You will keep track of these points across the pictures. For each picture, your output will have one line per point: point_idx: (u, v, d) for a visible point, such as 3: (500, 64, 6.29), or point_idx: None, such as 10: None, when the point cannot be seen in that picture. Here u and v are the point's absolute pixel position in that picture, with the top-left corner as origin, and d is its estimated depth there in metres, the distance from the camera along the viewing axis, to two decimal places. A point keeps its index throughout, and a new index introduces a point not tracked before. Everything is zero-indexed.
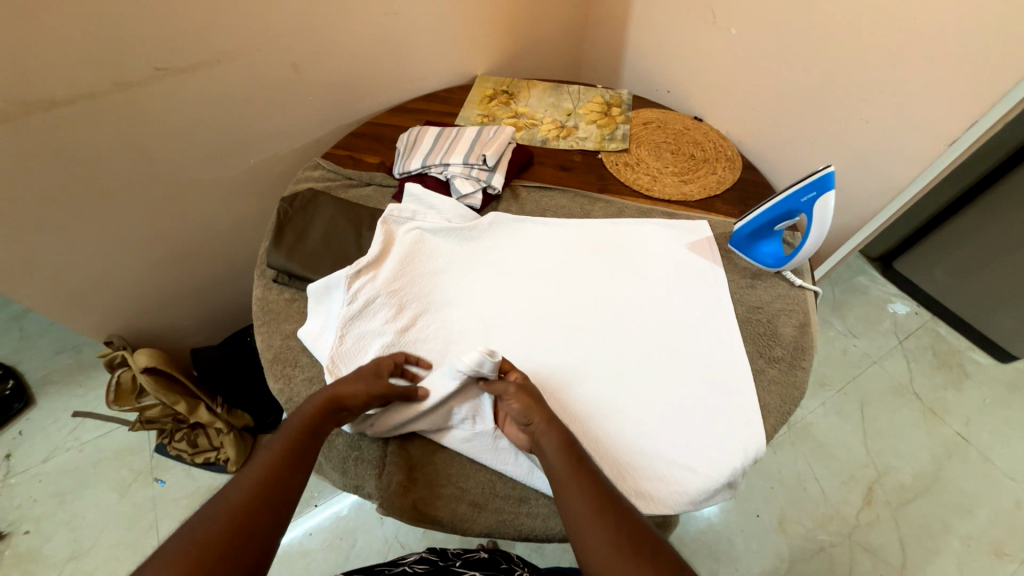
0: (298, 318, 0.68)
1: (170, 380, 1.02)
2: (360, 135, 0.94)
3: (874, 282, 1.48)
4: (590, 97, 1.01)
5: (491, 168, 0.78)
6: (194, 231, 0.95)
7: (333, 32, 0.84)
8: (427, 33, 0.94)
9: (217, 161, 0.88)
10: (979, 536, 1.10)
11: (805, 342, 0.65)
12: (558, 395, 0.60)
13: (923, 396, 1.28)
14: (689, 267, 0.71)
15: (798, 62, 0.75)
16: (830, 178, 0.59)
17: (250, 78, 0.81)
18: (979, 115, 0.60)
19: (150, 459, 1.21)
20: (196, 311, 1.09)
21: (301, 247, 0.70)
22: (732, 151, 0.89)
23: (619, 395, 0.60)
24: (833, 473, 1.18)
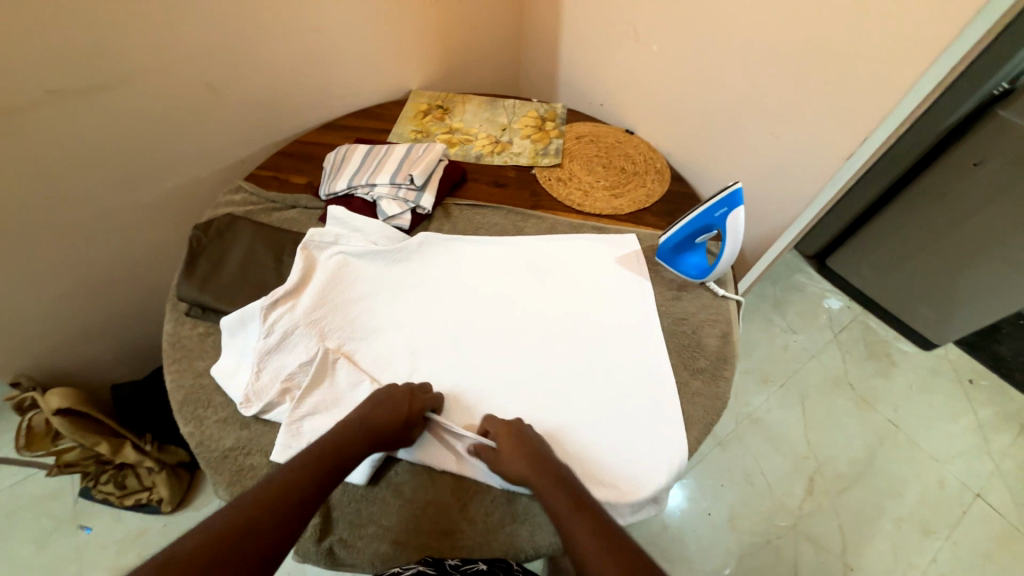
0: (212, 354, 0.64)
1: (88, 421, 0.94)
2: (287, 154, 0.90)
3: (810, 279, 1.57)
4: (525, 111, 1.01)
5: (420, 188, 0.77)
6: (111, 261, 0.89)
7: (248, 49, 0.80)
8: (355, 49, 0.92)
9: (131, 187, 0.82)
10: (910, 517, 1.16)
11: (727, 352, 0.66)
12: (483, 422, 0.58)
13: (857, 386, 1.36)
14: (617, 281, 0.72)
15: (715, 79, 0.78)
16: (738, 195, 0.61)
17: (158, 99, 0.76)
18: (870, 132, 0.63)
19: (75, 505, 1.11)
20: (120, 344, 1.01)
21: (215, 278, 0.66)
22: (661, 164, 0.91)
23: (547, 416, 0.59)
24: (776, 467, 1.23)
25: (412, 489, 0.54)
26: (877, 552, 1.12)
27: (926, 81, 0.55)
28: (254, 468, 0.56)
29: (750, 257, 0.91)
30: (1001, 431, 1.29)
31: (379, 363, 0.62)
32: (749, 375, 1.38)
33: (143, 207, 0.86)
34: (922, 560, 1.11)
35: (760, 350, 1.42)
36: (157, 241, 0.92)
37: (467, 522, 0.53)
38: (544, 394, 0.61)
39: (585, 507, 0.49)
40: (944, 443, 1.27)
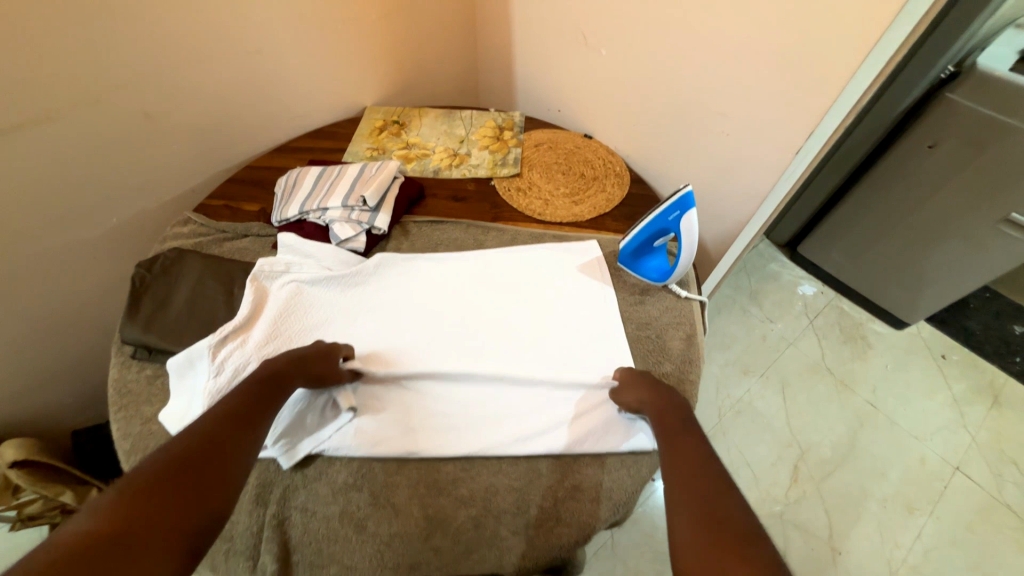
0: (161, 397, 0.61)
1: (51, 471, 0.88)
2: (238, 180, 0.88)
3: (783, 267, 1.58)
4: (482, 121, 1.00)
5: (374, 208, 0.75)
6: (57, 305, 0.84)
7: (189, 76, 0.78)
8: (303, 69, 0.90)
9: (72, 226, 0.78)
10: (894, 496, 1.18)
11: (693, 354, 0.66)
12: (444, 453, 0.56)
13: (834, 370, 1.37)
14: (580, 290, 0.71)
15: (666, 80, 0.78)
16: (689, 197, 0.61)
17: (92, 133, 0.73)
18: (814, 127, 0.64)
19: None
20: (77, 390, 0.96)
21: (161, 317, 0.64)
22: (620, 167, 0.91)
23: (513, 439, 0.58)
24: (762, 456, 1.23)
25: (375, 523, 0.53)
26: (865, 534, 1.13)
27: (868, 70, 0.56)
28: None
29: (715, 253, 0.92)
30: (975, 404, 1.32)
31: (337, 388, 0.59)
32: (730, 367, 1.38)
33: (87, 244, 0.82)
34: (908, 537, 1.12)
35: (738, 341, 1.43)
36: (107, 279, 0.88)
37: (434, 552, 0.52)
38: (511, 416, 0.59)
39: (692, 433, 0.51)
40: (922, 420, 1.29)
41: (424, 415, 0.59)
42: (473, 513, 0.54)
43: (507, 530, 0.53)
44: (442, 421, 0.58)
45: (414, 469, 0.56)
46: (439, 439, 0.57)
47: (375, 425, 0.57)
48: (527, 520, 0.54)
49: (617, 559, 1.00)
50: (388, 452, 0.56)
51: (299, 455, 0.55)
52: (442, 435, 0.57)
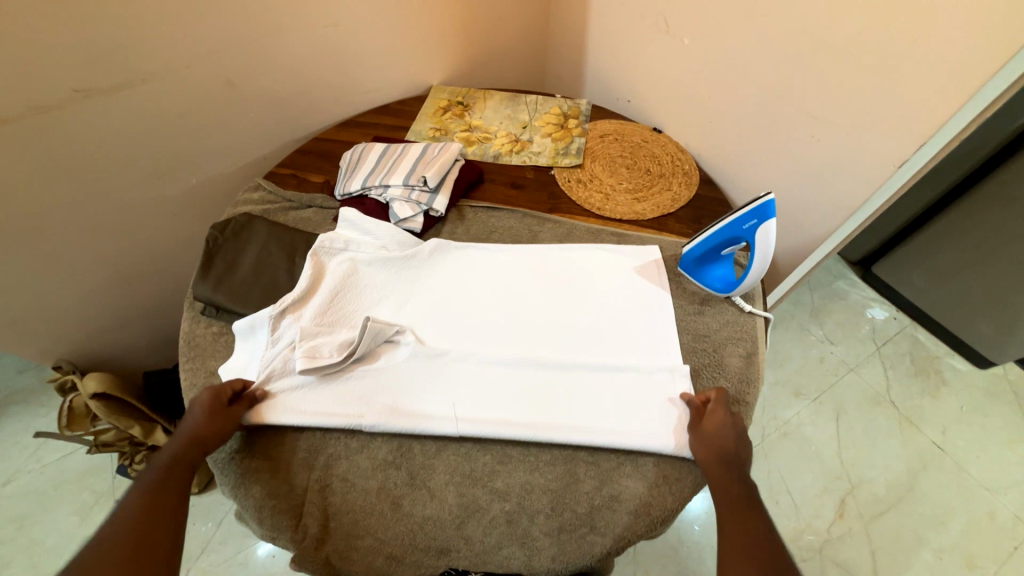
0: (224, 353, 0.65)
1: (124, 405, 0.96)
2: (307, 152, 0.90)
3: (853, 286, 1.45)
4: (547, 108, 0.97)
5: (434, 190, 0.75)
6: (138, 255, 0.90)
7: (270, 45, 0.80)
8: (374, 44, 0.90)
9: (156, 183, 0.83)
10: (953, 549, 1.07)
11: (752, 374, 0.62)
12: (484, 449, 0.57)
13: (899, 404, 1.26)
14: (634, 292, 0.68)
15: (754, 75, 0.72)
16: (770, 206, 0.57)
17: (181, 96, 0.77)
18: (924, 139, 0.57)
19: (113, 480, 1.11)
20: (148, 335, 1.03)
21: (229, 278, 0.67)
22: (689, 165, 0.86)
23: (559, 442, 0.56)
24: (805, 485, 1.16)
25: (410, 504, 0.54)
26: None
27: (1011, 69, 0.48)
28: (256, 471, 0.56)
29: (784, 266, 0.85)
30: None
31: (380, 365, 0.60)
32: (781, 387, 1.30)
33: (169, 202, 0.87)
34: None
35: (793, 360, 1.34)
36: (183, 235, 0.94)
37: (464, 541, 0.52)
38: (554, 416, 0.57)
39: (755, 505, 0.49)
40: (998, 472, 1.16)
41: (467, 404, 0.58)
42: (507, 509, 0.54)
43: (539, 531, 0.53)
44: (484, 413, 0.58)
45: (452, 455, 0.56)
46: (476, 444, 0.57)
47: (415, 403, 0.58)
48: (560, 523, 0.53)
49: (638, 565, 0.99)
50: (423, 429, 0.57)
51: (332, 423, 0.57)
52: (485, 433, 0.56)
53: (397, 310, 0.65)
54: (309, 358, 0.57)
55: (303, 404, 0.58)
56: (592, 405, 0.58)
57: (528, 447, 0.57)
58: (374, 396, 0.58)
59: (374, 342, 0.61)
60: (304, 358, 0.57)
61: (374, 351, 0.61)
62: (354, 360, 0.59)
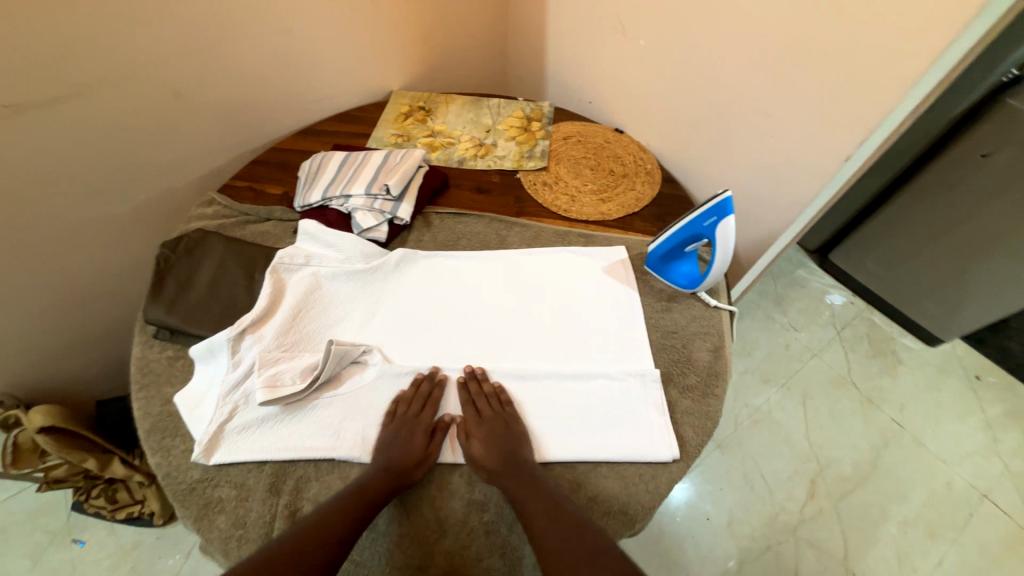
0: (180, 378, 0.62)
1: (75, 437, 0.89)
2: (264, 163, 0.87)
3: (813, 274, 1.52)
4: (510, 111, 0.97)
5: (397, 198, 0.73)
6: (85, 277, 0.84)
7: (218, 53, 0.76)
8: (330, 50, 0.88)
9: (101, 200, 0.78)
10: (915, 520, 1.13)
11: (719, 367, 0.63)
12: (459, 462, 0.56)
13: (860, 384, 1.32)
14: (603, 293, 0.68)
15: (708, 75, 0.74)
16: (728, 204, 0.58)
17: (124, 109, 0.72)
18: (868, 134, 0.59)
19: (68, 518, 1.04)
20: (100, 361, 0.97)
21: (183, 298, 0.64)
22: (651, 165, 0.87)
23: (522, 453, 0.54)
24: (778, 469, 1.20)
25: (387, 521, 0.53)
26: (880, 556, 1.09)
27: (942, 66, 0.51)
28: (221, 500, 0.54)
29: (745, 259, 0.88)
30: (1009, 429, 1.25)
31: (347, 390, 0.58)
32: (751, 374, 1.34)
33: (115, 220, 0.82)
34: (927, 563, 1.08)
35: (761, 349, 1.38)
36: (135, 254, 0.89)
37: (443, 556, 0.51)
38: (513, 430, 0.55)
39: None
40: (951, 443, 1.23)
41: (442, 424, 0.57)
42: (485, 519, 0.53)
43: (518, 539, 0.52)
44: (457, 432, 0.57)
45: (427, 469, 0.55)
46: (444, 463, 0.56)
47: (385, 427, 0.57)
48: None
49: None
50: None
51: (298, 455, 0.55)
52: (458, 448, 0.56)
53: (362, 327, 0.63)
54: (270, 388, 0.55)
55: (268, 433, 0.56)
56: (566, 408, 0.58)
57: None
58: (342, 422, 0.57)
59: (340, 364, 0.59)
60: (264, 388, 0.55)
61: (340, 375, 0.59)
62: (318, 386, 0.57)
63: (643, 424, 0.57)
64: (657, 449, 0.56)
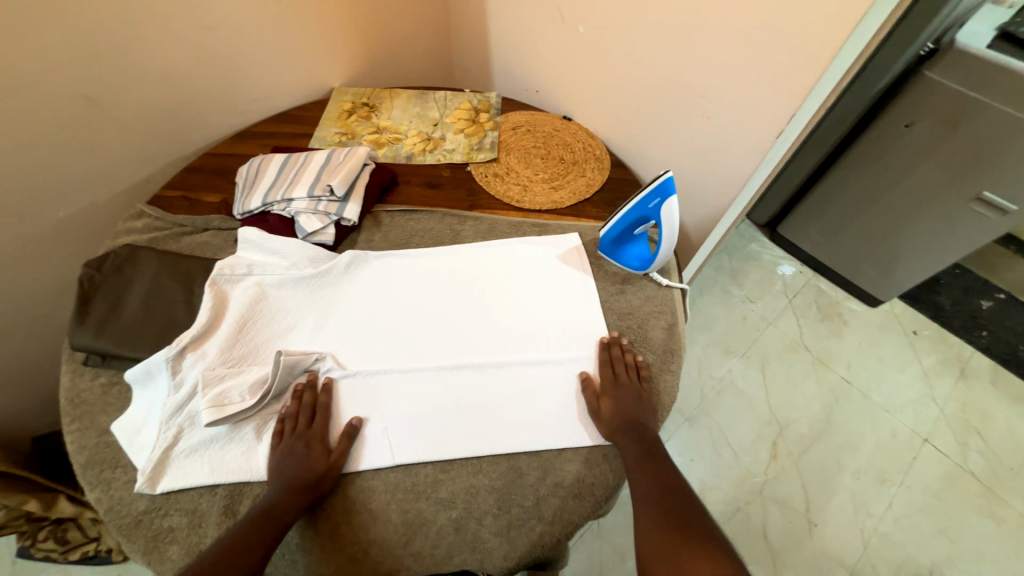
0: (117, 406, 0.58)
1: (12, 479, 0.82)
2: (197, 169, 0.82)
3: (763, 247, 1.58)
4: (457, 103, 0.95)
5: (343, 198, 0.71)
6: (4, 305, 0.78)
7: (133, 55, 0.71)
8: (260, 47, 0.83)
9: (13, 221, 0.72)
10: (867, 469, 1.21)
11: (674, 344, 0.65)
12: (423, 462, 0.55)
13: (812, 348, 1.40)
14: (558, 280, 0.68)
15: (646, 58, 0.75)
16: (670, 184, 0.59)
17: (26, 120, 0.66)
18: (796, 109, 0.62)
19: (14, 566, 0.97)
20: (33, 395, 0.90)
21: (113, 320, 0.59)
22: (600, 150, 0.88)
23: (645, 423, 0.57)
24: (742, 435, 1.25)
25: (350, 530, 0.52)
26: (838, 506, 1.17)
27: (856, 41, 0.53)
28: (171, 529, 0.51)
29: (696, 237, 0.90)
30: (944, 377, 1.36)
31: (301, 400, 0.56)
32: (712, 347, 1.39)
33: (32, 241, 0.75)
34: (879, 507, 1.17)
35: (720, 322, 1.44)
36: (61, 277, 0.82)
37: (413, 558, 0.51)
38: (644, 399, 0.58)
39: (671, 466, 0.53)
40: (895, 394, 1.32)
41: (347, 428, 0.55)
42: (454, 516, 0.53)
43: (488, 531, 0.52)
44: (410, 433, 0.56)
45: (390, 474, 0.54)
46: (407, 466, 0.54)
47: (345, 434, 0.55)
48: (509, 520, 0.53)
49: (602, 539, 1.02)
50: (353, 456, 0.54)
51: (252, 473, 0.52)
52: (421, 450, 0.55)
53: (314, 334, 0.61)
54: (217, 406, 0.52)
55: (218, 454, 0.53)
56: (527, 398, 0.58)
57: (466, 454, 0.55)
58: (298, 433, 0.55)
59: (293, 375, 0.57)
60: (210, 408, 0.52)
61: (293, 386, 0.57)
62: (270, 399, 0.55)
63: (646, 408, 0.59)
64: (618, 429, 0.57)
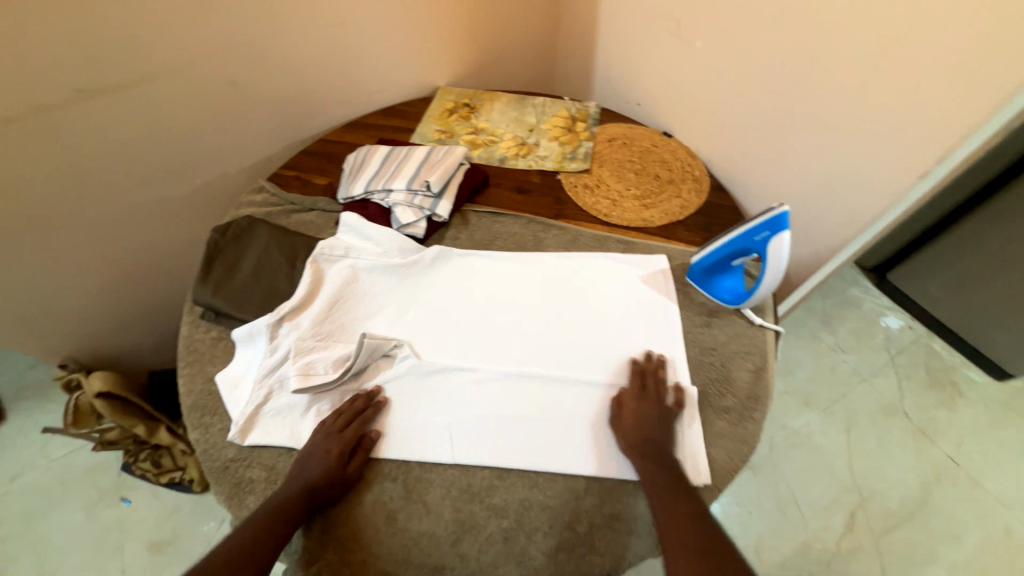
0: (222, 359, 0.64)
1: (126, 404, 0.96)
2: (311, 153, 0.89)
3: (868, 294, 1.41)
4: (555, 110, 0.95)
5: (437, 194, 0.74)
6: (144, 254, 0.90)
7: (275, 46, 0.79)
8: (380, 45, 0.89)
9: (161, 183, 0.83)
10: (966, 567, 1.04)
11: (759, 390, 0.60)
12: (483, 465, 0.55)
13: (913, 415, 1.22)
14: (640, 303, 0.66)
15: (768, 78, 0.69)
16: (784, 218, 0.54)
17: (185, 98, 0.76)
18: (948, 149, 0.54)
19: (117, 478, 1.12)
20: (153, 334, 1.03)
21: (229, 282, 0.66)
22: (700, 171, 0.84)
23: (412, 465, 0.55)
24: (815, 498, 1.13)
25: (406, 518, 0.53)
26: None
27: None
28: (251, 481, 0.55)
29: (795, 276, 0.82)
30: None
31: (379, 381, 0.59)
32: (791, 395, 1.27)
33: (172, 202, 0.86)
34: None
35: (805, 369, 1.30)
36: (189, 236, 0.93)
37: (459, 558, 0.51)
38: (664, 425, 0.55)
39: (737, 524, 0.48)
40: (1015, 488, 1.12)
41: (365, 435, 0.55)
42: (504, 526, 0.52)
43: (536, 548, 0.51)
44: (475, 434, 0.56)
45: (448, 470, 0.55)
46: (465, 469, 0.55)
47: (411, 422, 0.57)
48: (559, 542, 0.52)
49: None
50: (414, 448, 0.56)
51: None
52: (481, 456, 0.55)
53: (394, 320, 0.64)
54: (303, 376, 0.57)
55: (299, 419, 0.57)
56: (593, 422, 0.56)
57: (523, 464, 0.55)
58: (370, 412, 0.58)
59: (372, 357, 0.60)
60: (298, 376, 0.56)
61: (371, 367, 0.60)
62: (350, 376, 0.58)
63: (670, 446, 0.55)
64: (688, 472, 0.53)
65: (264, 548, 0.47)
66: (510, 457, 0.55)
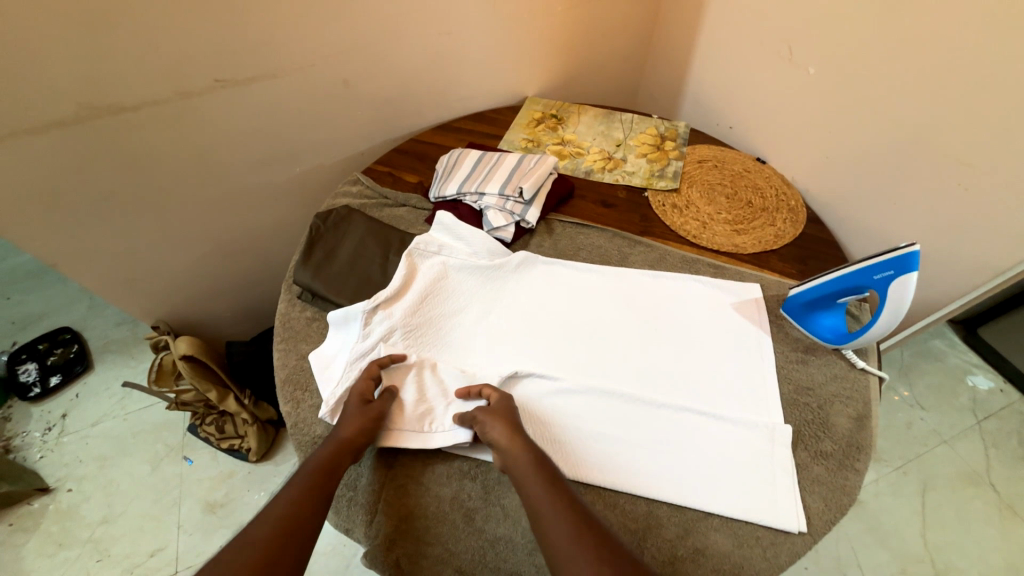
0: (314, 339, 0.67)
1: (205, 369, 1.01)
2: (403, 151, 0.93)
3: (953, 348, 1.30)
4: (643, 127, 0.95)
5: (528, 201, 0.75)
6: (241, 232, 0.96)
7: (388, 50, 0.84)
8: (480, 54, 0.92)
9: (267, 167, 0.89)
10: None
11: (862, 439, 0.56)
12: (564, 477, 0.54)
13: (1000, 488, 1.11)
14: (730, 331, 0.64)
15: (891, 112, 0.66)
16: (913, 259, 0.51)
17: (303, 93, 0.82)
18: None
19: (183, 437, 1.19)
20: (235, 308, 1.10)
21: (327, 267, 0.70)
22: (795, 201, 0.81)
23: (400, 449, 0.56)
24: (881, 562, 1.03)
25: (484, 519, 0.53)
26: None
27: None
28: None
29: None
30: None
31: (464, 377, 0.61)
32: None
33: (273, 187, 0.92)
34: None
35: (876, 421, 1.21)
36: (281, 219, 0.99)
37: (534, 568, 0.51)
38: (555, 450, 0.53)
39: None
40: None
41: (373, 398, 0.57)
42: None
43: None
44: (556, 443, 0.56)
45: None
46: None
47: None
48: None
49: None
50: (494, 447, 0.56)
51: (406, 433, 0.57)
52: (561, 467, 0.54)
53: (479, 319, 0.66)
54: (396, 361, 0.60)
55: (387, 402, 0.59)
56: (678, 447, 0.55)
57: (606, 480, 0.53)
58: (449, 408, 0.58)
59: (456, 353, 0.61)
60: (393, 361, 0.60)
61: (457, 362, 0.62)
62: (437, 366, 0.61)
63: (762, 485, 0.52)
64: (780, 514, 0.51)
65: (288, 551, 0.45)
66: (592, 473, 0.54)
